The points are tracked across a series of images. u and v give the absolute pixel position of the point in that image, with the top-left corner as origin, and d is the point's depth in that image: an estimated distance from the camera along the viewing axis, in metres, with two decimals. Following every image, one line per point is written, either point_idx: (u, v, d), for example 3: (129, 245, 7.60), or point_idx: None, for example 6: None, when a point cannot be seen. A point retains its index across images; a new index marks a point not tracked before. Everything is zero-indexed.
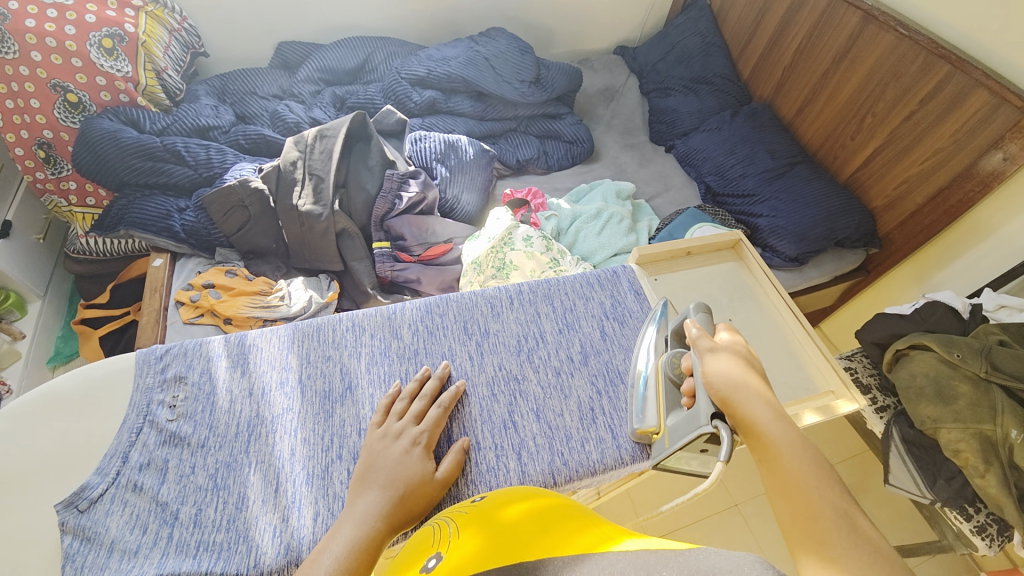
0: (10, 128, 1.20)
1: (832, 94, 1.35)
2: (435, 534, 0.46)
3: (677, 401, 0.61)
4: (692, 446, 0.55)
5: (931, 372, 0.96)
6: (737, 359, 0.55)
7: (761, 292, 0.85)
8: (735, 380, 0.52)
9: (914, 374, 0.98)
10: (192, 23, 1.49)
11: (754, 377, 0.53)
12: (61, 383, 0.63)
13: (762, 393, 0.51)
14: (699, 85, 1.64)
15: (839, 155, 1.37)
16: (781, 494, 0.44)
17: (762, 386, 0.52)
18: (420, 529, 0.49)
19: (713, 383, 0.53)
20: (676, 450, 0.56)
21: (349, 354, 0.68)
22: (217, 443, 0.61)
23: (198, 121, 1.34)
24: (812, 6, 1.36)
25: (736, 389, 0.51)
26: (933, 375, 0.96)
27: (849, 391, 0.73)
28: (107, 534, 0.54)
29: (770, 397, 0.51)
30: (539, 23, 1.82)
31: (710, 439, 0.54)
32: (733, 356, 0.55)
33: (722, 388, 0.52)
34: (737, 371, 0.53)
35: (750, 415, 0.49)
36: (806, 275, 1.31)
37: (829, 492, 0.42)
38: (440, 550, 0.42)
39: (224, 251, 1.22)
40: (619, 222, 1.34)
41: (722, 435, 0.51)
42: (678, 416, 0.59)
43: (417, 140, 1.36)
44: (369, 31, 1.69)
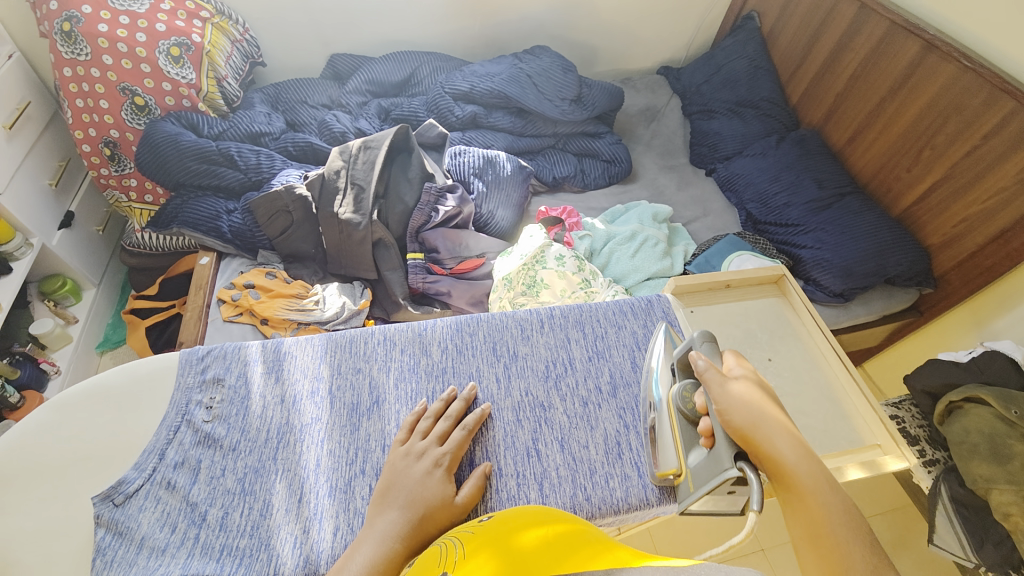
0: (80, 126, 1.30)
1: (887, 124, 1.30)
2: (443, 552, 0.46)
3: (695, 438, 0.58)
4: (719, 490, 0.53)
5: (986, 428, 0.89)
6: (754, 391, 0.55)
7: (805, 331, 0.81)
8: (753, 415, 0.52)
9: (967, 430, 0.91)
10: (253, 34, 1.58)
11: (772, 412, 0.53)
12: (110, 376, 0.66)
13: (783, 429, 0.52)
14: (745, 109, 1.60)
15: (891, 188, 1.30)
16: (811, 548, 0.45)
17: (779, 422, 0.52)
18: (429, 546, 0.50)
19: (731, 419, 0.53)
20: (702, 495, 0.54)
21: (379, 368, 0.69)
22: (247, 447, 0.62)
23: (251, 127, 1.41)
24: (868, 33, 1.31)
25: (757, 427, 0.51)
26: (988, 432, 0.89)
27: (898, 447, 0.69)
28: (139, 529, 0.56)
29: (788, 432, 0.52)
30: (583, 41, 1.83)
31: (738, 481, 0.52)
32: (746, 391, 0.54)
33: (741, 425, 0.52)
34: (755, 404, 0.53)
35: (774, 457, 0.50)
36: (851, 312, 1.25)
37: (857, 540, 0.44)
38: (446, 569, 0.42)
39: (265, 253, 1.27)
40: (654, 245, 1.31)
41: (750, 479, 0.50)
42: (699, 455, 0.57)
43: (457, 154, 1.38)
44: (417, 46, 1.74)
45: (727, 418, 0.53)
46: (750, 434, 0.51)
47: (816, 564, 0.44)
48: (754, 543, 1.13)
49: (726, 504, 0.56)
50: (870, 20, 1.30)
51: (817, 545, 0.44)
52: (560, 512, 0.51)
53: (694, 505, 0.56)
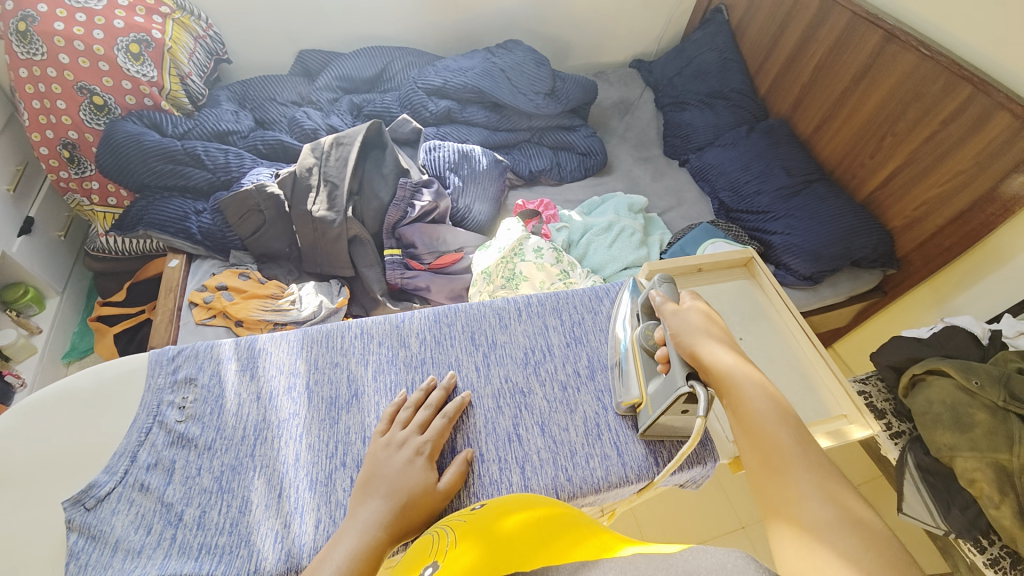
0: (37, 128, 1.25)
1: (851, 112, 1.34)
2: (435, 541, 0.46)
3: (653, 368, 0.63)
4: (673, 408, 0.59)
5: (948, 399, 0.94)
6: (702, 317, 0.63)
7: (774, 311, 0.84)
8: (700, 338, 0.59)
9: (931, 401, 0.96)
10: (217, 30, 1.54)
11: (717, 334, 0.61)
12: (76, 380, 0.64)
13: (724, 346, 0.59)
14: (714, 100, 1.64)
15: (856, 174, 1.35)
16: (751, 445, 0.52)
17: (723, 341, 0.60)
18: (421, 536, 0.50)
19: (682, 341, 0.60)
20: (660, 413, 0.60)
21: (357, 361, 0.69)
22: (224, 445, 0.61)
23: (218, 125, 1.37)
24: (833, 23, 1.35)
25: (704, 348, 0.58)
26: (950, 402, 0.94)
27: (863, 416, 0.72)
28: (112, 533, 0.55)
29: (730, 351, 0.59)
30: (556, 35, 1.84)
31: (689, 400, 0.58)
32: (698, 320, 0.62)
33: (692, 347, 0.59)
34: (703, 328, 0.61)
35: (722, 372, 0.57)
36: (820, 294, 1.29)
37: (789, 432, 0.51)
38: (439, 558, 0.42)
39: (238, 254, 1.24)
40: (630, 235, 1.33)
41: (699, 395, 0.56)
42: (657, 382, 0.62)
43: (432, 149, 1.38)
44: (388, 41, 1.72)
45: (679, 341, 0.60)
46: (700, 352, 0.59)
47: (753, 451, 0.51)
48: (735, 521, 1.16)
49: (681, 423, 0.62)
50: (835, 11, 1.34)
51: (767, 462, 0.50)
52: (545, 497, 0.52)
53: (653, 426, 0.62)
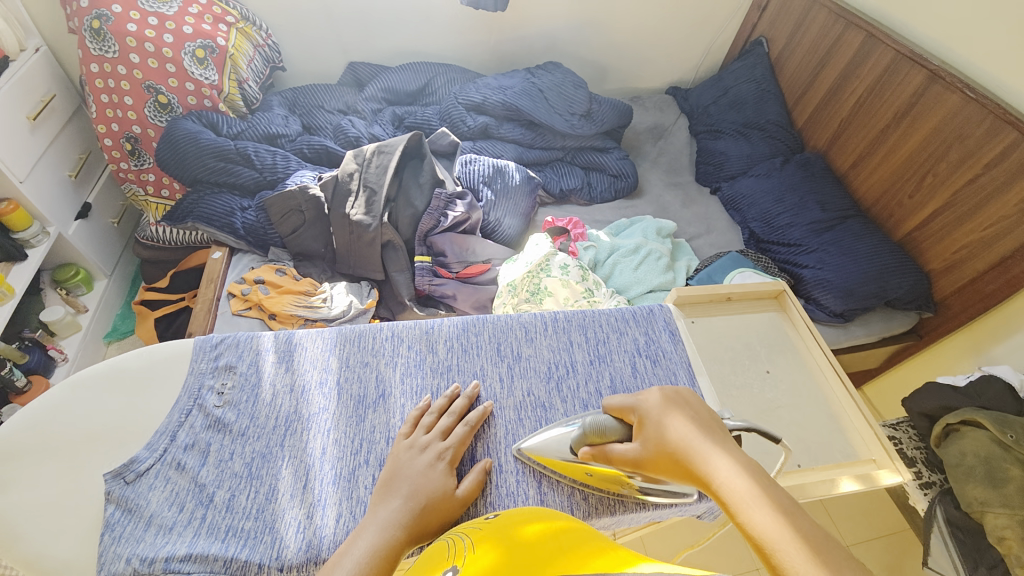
0: (104, 121, 1.35)
1: (891, 150, 1.33)
2: (451, 547, 0.47)
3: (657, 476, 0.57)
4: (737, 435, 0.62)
5: (982, 452, 0.90)
6: (644, 404, 0.59)
7: (803, 347, 0.82)
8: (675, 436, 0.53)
9: (963, 453, 0.92)
10: (275, 40, 1.63)
11: (680, 414, 0.55)
12: (125, 359, 0.68)
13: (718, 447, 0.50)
14: (751, 130, 1.63)
15: (894, 213, 1.33)
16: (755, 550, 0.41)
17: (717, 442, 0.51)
18: (434, 542, 0.50)
19: (643, 453, 0.55)
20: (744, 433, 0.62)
21: (386, 362, 0.71)
22: (256, 433, 0.64)
23: (268, 129, 1.45)
24: (875, 61, 1.35)
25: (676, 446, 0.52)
26: (984, 455, 0.90)
27: (892, 461, 0.70)
28: (147, 507, 0.57)
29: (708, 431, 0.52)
30: (595, 59, 1.87)
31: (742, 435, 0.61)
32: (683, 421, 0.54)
33: (659, 453, 0.53)
34: (653, 420, 0.56)
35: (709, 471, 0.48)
36: (851, 332, 1.27)
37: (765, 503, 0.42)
38: (457, 563, 0.43)
39: (276, 250, 1.30)
40: (657, 259, 1.34)
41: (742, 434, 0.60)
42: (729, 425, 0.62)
43: (468, 162, 1.42)
44: (432, 57, 1.79)
45: (656, 463, 0.53)
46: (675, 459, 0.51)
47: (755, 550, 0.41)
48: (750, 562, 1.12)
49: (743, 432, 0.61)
50: (877, 49, 1.34)
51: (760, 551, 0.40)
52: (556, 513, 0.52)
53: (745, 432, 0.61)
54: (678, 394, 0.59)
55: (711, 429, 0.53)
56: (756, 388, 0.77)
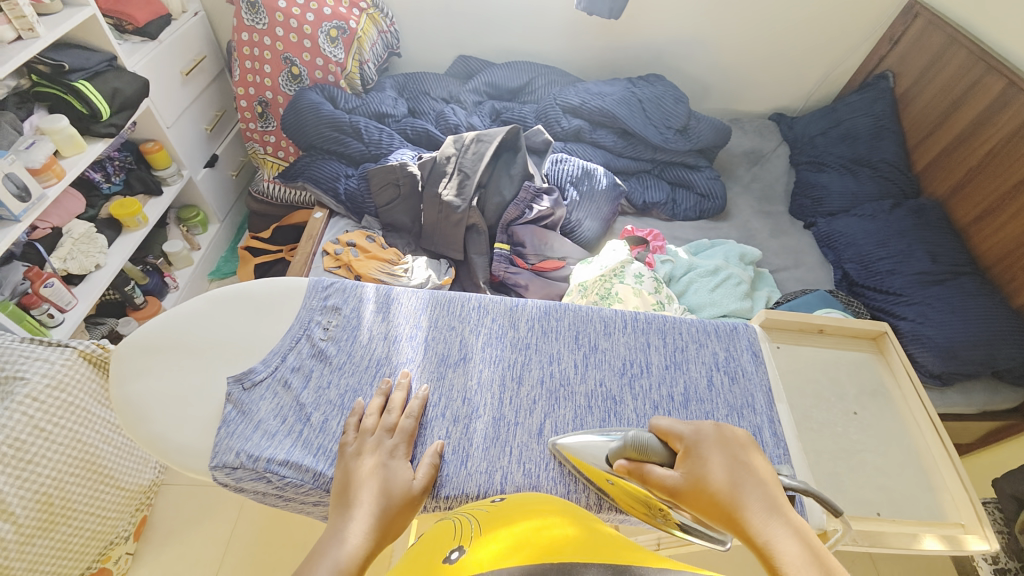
0: (243, 84, 1.53)
1: (1021, 209, 1.20)
2: (454, 529, 0.47)
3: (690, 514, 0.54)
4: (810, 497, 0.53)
5: None
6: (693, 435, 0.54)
7: (898, 394, 0.77)
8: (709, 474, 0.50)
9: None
10: (396, 28, 1.76)
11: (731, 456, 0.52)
12: (252, 285, 0.77)
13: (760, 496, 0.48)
14: (860, 167, 1.54)
15: (1017, 277, 1.20)
16: None
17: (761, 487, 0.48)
18: (433, 524, 0.51)
19: (686, 481, 0.51)
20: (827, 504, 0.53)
21: (471, 329, 0.75)
22: (351, 369, 0.70)
23: (379, 108, 1.55)
24: (1015, 111, 1.23)
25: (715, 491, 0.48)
26: None
27: (984, 528, 0.64)
28: (256, 413, 0.65)
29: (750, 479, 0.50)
30: (699, 76, 1.84)
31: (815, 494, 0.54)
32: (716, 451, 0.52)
33: (699, 490, 0.49)
34: (696, 450, 0.53)
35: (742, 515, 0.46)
36: (946, 397, 1.16)
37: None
38: (463, 543, 0.43)
39: (369, 219, 1.40)
40: (736, 284, 1.29)
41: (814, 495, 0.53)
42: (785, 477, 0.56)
43: (558, 161, 1.45)
44: (536, 58, 1.84)
45: (689, 498, 0.50)
46: (717, 506, 0.48)
47: None
48: None
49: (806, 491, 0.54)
50: (1020, 97, 1.22)
51: None
52: (541, 497, 0.53)
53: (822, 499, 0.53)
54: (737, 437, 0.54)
55: (764, 479, 0.50)
56: (839, 426, 0.74)
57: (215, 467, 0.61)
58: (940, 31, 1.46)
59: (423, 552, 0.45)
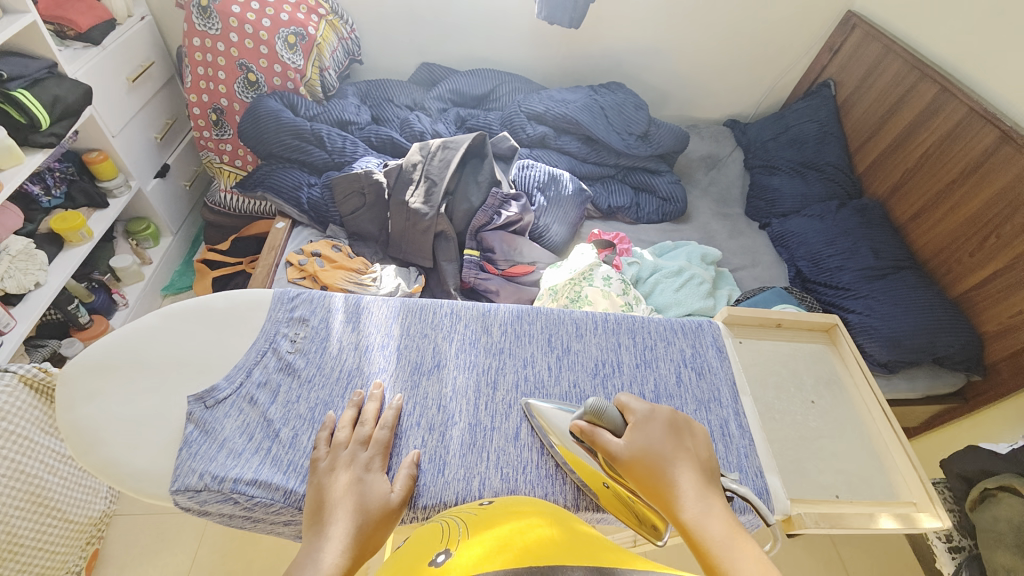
0: (196, 91, 1.47)
1: (954, 207, 1.31)
2: (442, 533, 0.47)
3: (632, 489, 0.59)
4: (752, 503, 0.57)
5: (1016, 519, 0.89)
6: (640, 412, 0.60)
7: (852, 383, 0.81)
8: (648, 449, 0.56)
9: (996, 518, 0.92)
10: (357, 35, 1.74)
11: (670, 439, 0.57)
12: (212, 298, 0.74)
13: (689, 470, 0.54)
14: (807, 170, 1.63)
15: (951, 270, 1.30)
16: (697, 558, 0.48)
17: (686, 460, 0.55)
18: (420, 528, 0.51)
19: (629, 451, 0.57)
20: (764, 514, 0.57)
21: (443, 336, 0.74)
22: (321, 381, 0.68)
23: (341, 115, 1.53)
24: (946, 116, 1.34)
25: (654, 461, 0.55)
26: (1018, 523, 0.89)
27: (933, 505, 0.69)
28: (221, 432, 0.62)
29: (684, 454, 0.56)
30: (656, 85, 1.91)
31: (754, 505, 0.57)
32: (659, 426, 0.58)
33: (641, 459, 0.55)
34: (641, 427, 0.58)
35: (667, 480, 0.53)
36: (893, 384, 1.24)
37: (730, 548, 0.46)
38: (450, 546, 0.43)
39: (335, 228, 1.37)
40: (699, 284, 1.34)
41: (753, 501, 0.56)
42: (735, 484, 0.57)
43: (524, 168, 1.47)
44: (500, 66, 1.86)
45: (631, 467, 0.56)
46: (650, 472, 0.55)
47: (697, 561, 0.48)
48: None
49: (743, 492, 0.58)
50: (949, 103, 1.33)
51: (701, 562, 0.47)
52: (531, 500, 0.53)
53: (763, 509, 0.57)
54: (682, 419, 0.60)
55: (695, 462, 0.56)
56: (799, 415, 0.77)
57: (176, 492, 0.58)
58: (876, 42, 1.57)
59: (407, 555, 0.45)
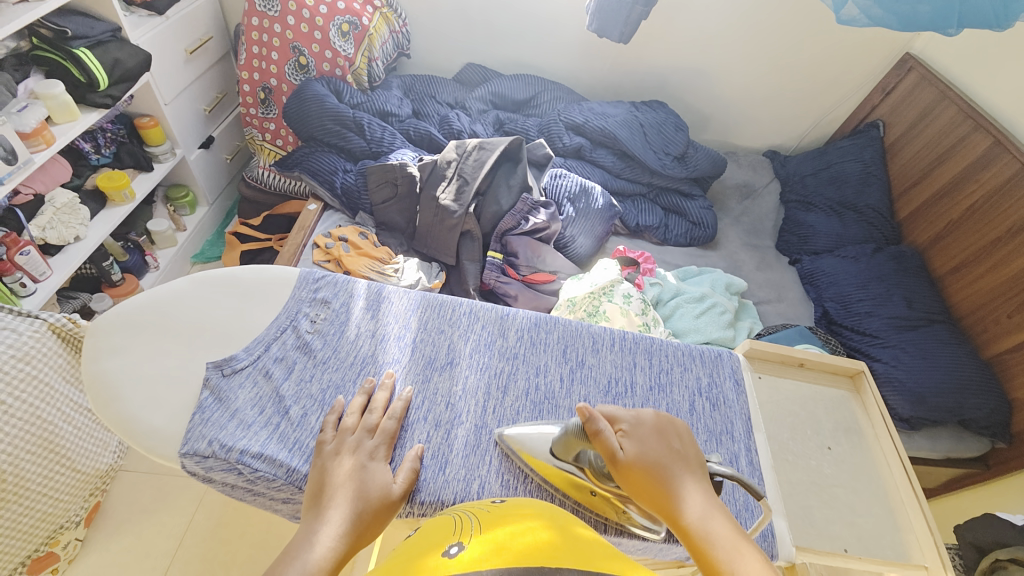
0: (249, 69, 1.51)
1: (997, 264, 1.25)
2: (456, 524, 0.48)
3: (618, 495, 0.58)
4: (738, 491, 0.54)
5: None
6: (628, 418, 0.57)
7: (871, 434, 0.78)
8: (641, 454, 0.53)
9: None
10: (408, 29, 1.77)
11: (660, 443, 0.54)
12: (241, 270, 0.76)
13: (686, 472, 0.53)
14: (845, 210, 1.59)
15: (987, 329, 1.25)
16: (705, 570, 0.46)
17: (681, 459, 0.54)
18: (436, 518, 0.51)
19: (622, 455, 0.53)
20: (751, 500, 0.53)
21: (460, 334, 0.74)
22: (336, 365, 0.69)
23: (384, 106, 1.55)
24: (997, 169, 1.29)
25: (651, 468, 0.52)
26: None
27: (946, 572, 0.66)
28: (233, 402, 0.63)
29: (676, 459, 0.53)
30: (699, 108, 1.89)
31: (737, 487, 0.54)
32: (647, 430, 0.55)
33: (633, 468, 0.52)
34: (632, 434, 0.55)
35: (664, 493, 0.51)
36: (913, 441, 1.19)
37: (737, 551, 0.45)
38: (460, 540, 0.43)
39: (363, 216, 1.40)
40: (720, 313, 1.32)
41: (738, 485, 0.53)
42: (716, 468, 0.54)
43: (557, 176, 1.46)
44: (544, 74, 1.86)
45: (624, 469, 0.53)
46: (646, 476, 0.52)
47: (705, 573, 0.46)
48: None
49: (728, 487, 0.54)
50: (1003, 157, 1.28)
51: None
52: (549, 506, 0.49)
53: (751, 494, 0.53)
54: (670, 422, 0.57)
55: (686, 465, 0.54)
56: (813, 460, 0.75)
57: (185, 455, 0.59)
58: (932, 87, 1.52)
59: (419, 544, 0.45)
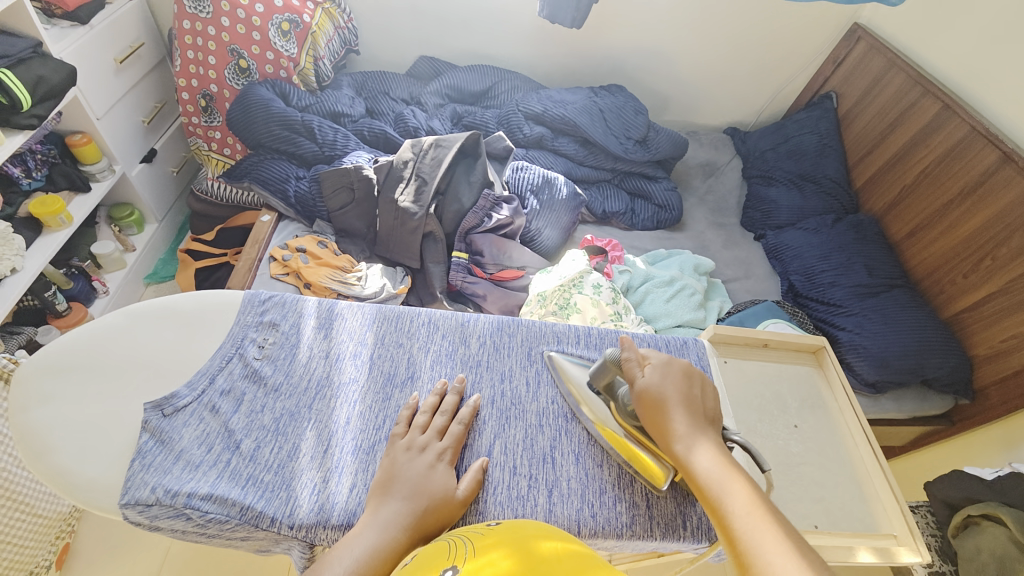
0: (185, 76, 1.43)
1: (951, 226, 1.29)
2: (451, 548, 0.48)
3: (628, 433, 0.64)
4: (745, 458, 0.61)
5: (998, 550, 0.89)
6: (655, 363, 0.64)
7: (836, 408, 0.80)
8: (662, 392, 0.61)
9: (978, 547, 0.91)
10: (354, 24, 1.70)
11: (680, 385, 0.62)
12: (180, 300, 0.72)
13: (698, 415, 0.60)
14: (805, 183, 1.61)
15: (944, 290, 1.29)
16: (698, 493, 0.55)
17: (695, 401, 0.61)
18: (432, 542, 0.51)
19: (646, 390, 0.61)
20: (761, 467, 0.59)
21: (419, 346, 0.72)
22: (288, 391, 0.66)
23: (334, 106, 1.49)
24: (947, 134, 1.32)
25: (668, 404, 0.60)
26: (999, 554, 0.89)
27: (913, 540, 0.68)
28: (178, 443, 0.60)
29: (691, 403, 0.61)
30: (658, 89, 1.88)
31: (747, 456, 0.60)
32: (671, 374, 0.63)
33: (654, 401, 0.60)
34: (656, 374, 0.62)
35: (677, 427, 0.59)
36: (881, 405, 1.23)
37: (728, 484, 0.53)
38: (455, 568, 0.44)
39: (321, 223, 1.35)
40: (690, 295, 1.32)
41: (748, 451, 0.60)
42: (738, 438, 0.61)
43: (519, 169, 1.44)
44: (500, 63, 1.82)
45: (646, 400, 0.61)
46: (664, 409, 0.60)
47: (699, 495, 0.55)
48: None
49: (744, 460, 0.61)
50: (952, 121, 1.31)
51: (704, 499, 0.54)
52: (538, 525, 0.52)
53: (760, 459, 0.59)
54: (696, 373, 0.64)
55: (699, 410, 0.61)
56: (782, 440, 0.76)
57: (126, 505, 0.56)
58: (881, 55, 1.54)
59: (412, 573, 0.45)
